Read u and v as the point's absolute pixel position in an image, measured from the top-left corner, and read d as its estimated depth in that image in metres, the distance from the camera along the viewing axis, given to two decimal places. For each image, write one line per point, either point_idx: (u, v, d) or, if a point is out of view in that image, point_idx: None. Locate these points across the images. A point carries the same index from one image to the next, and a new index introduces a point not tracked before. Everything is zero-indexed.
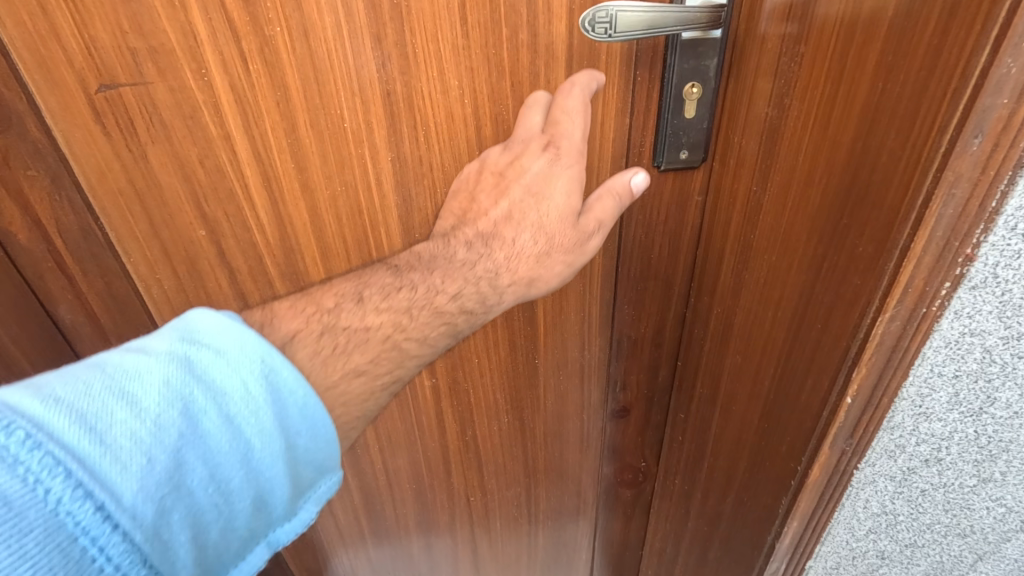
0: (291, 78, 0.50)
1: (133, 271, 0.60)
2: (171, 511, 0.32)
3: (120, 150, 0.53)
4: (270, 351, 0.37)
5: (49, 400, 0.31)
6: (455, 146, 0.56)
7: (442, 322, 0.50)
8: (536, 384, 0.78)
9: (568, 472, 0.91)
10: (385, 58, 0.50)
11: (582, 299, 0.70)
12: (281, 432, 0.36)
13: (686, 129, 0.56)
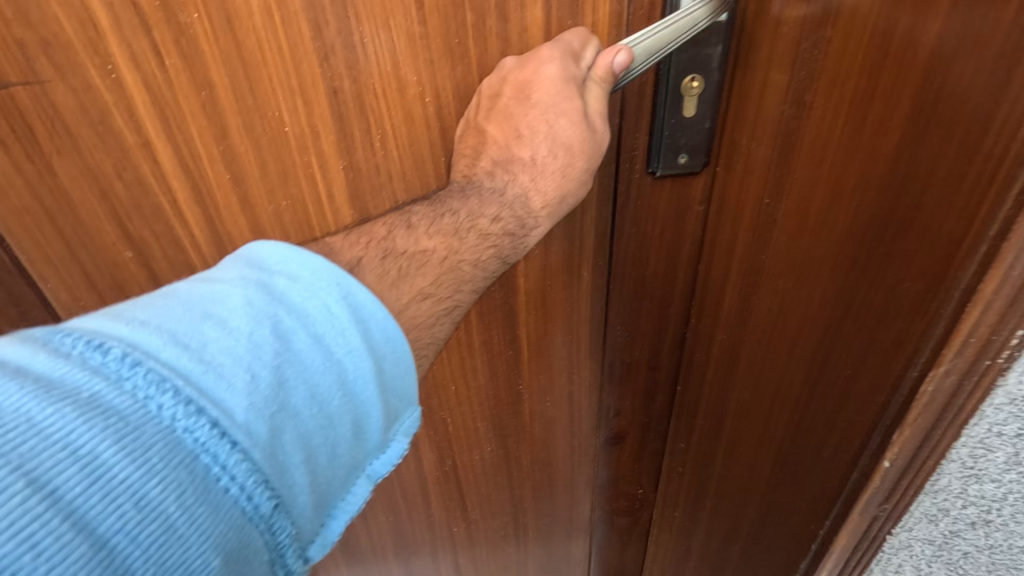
0: (216, 75, 0.42)
1: (51, 299, 0.52)
2: (281, 431, 0.30)
3: (20, 161, 0.45)
4: (345, 275, 0.34)
5: (137, 322, 0.29)
6: (417, 151, 0.48)
7: (490, 246, 0.43)
8: (521, 411, 0.71)
9: (559, 500, 0.84)
10: (328, 50, 0.42)
11: (570, 320, 0.62)
12: (370, 353, 0.34)
13: (685, 129, 0.48)
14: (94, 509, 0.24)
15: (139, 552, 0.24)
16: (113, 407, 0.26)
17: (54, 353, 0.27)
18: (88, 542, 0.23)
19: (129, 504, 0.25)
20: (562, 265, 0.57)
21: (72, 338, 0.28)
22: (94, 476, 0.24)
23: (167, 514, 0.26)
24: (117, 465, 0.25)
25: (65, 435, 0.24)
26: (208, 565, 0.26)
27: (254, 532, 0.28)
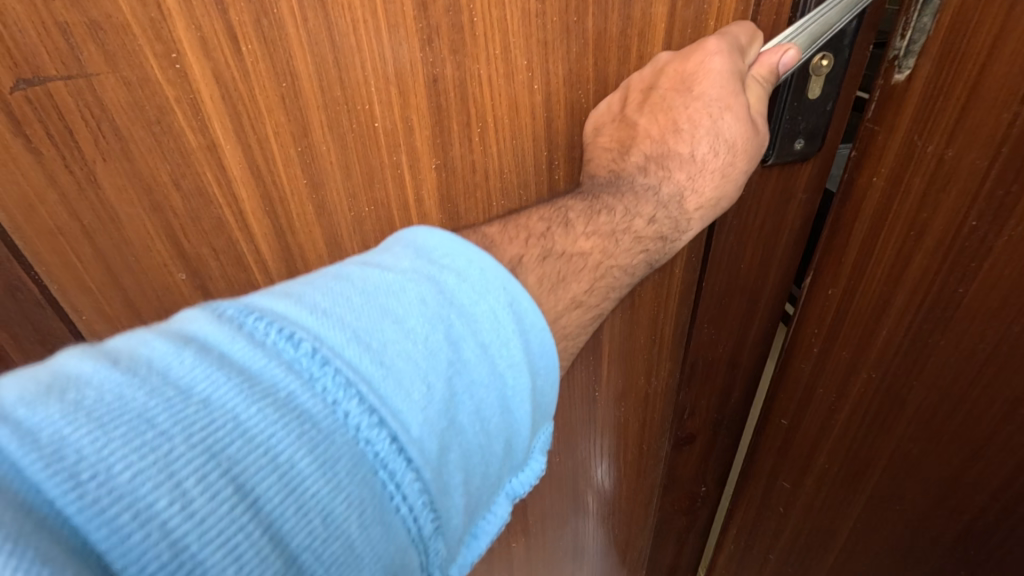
0: (302, 64, 0.36)
1: (87, 334, 0.45)
2: (447, 450, 0.28)
3: (55, 174, 0.37)
4: (510, 279, 0.33)
5: (321, 311, 0.27)
6: (518, 145, 0.43)
7: (641, 250, 0.42)
8: (595, 418, 0.67)
9: (621, 506, 0.80)
10: (432, 31, 0.37)
11: (656, 318, 0.59)
12: (528, 367, 0.32)
13: (806, 112, 0.44)
14: (289, 522, 0.22)
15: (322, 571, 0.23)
16: (307, 412, 0.24)
17: (250, 340, 0.25)
18: (282, 558, 0.22)
19: (318, 520, 0.23)
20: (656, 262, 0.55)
21: (264, 323, 0.26)
22: (290, 487, 0.23)
23: (348, 534, 0.24)
24: (312, 476, 0.23)
25: (270, 441, 0.23)
26: None
27: (414, 553, 0.27)
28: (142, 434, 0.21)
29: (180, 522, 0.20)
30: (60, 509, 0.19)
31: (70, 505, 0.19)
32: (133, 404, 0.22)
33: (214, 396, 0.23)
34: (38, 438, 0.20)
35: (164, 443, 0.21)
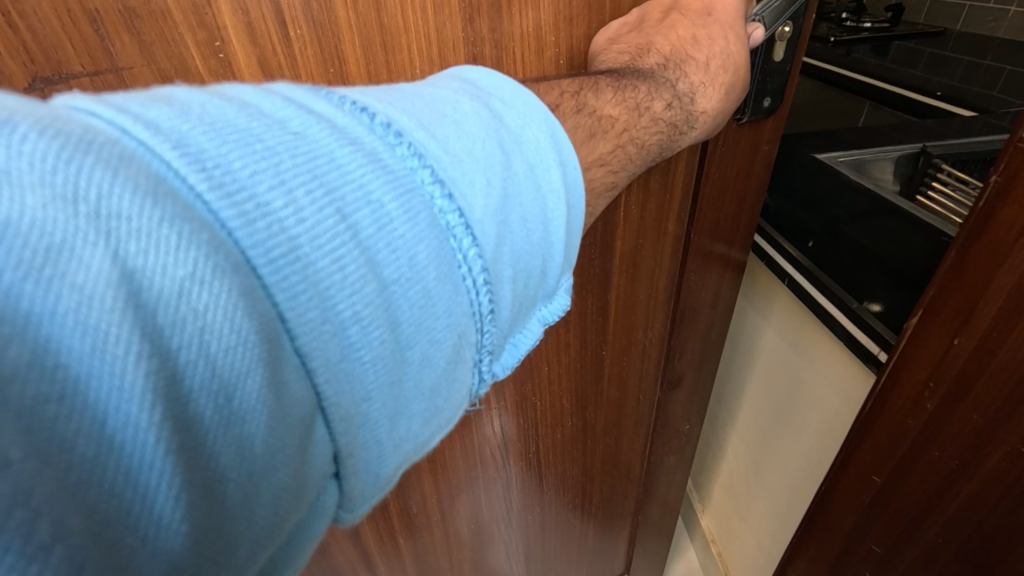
0: (350, 47, 0.37)
1: None
2: (503, 242, 0.31)
3: None
4: (551, 115, 0.34)
5: (386, 102, 0.29)
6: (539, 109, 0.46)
7: (657, 132, 0.42)
8: (601, 377, 0.70)
9: (621, 458, 0.84)
10: (473, 11, 0.40)
11: (652, 270, 0.64)
12: (566, 199, 0.34)
13: (772, 74, 0.52)
14: (381, 253, 0.25)
15: (407, 305, 0.26)
16: (389, 167, 0.26)
17: (331, 104, 0.27)
18: (377, 282, 0.25)
19: (404, 261, 0.26)
20: (653, 218, 0.59)
21: (340, 98, 0.28)
22: (381, 225, 0.25)
23: (425, 281, 0.27)
24: (397, 219, 0.26)
25: (361, 180, 0.25)
26: (445, 339, 0.28)
27: (474, 328, 0.30)
28: (252, 145, 0.23)
29: (293, 225, 0.23)
30: (192, 186, 0.21)
31: (199, 186, 0.21)
32: (237, 123, 0.23)
33: (309, 133, 0.25)
34: (161, 127, 0.22)
35: (274, 157, 0.23)
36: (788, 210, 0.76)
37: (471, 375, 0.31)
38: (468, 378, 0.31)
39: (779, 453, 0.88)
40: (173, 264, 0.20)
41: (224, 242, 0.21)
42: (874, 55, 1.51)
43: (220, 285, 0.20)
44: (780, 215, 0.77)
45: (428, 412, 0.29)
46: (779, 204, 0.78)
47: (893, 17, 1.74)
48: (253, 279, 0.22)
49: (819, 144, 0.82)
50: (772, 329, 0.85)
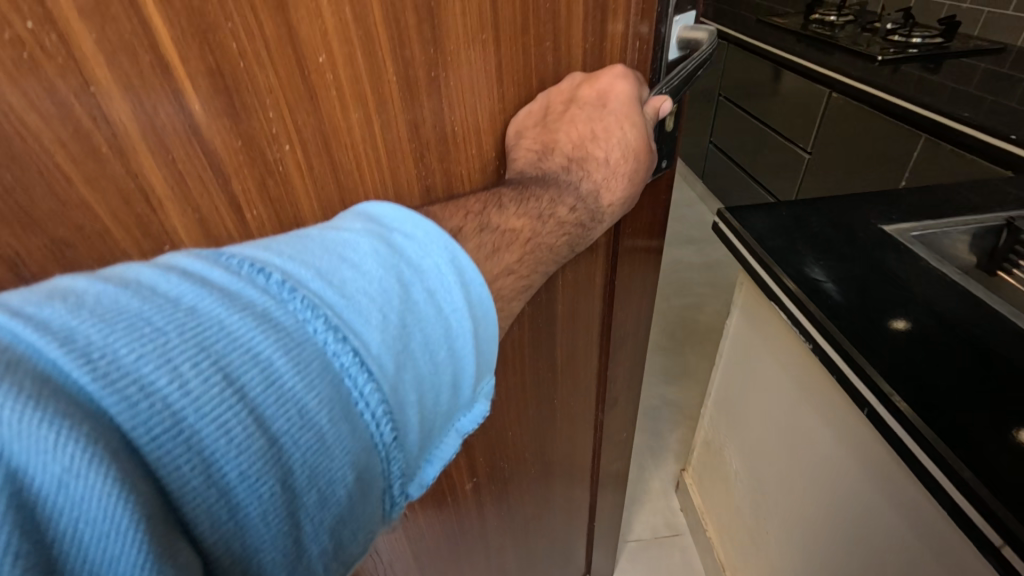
0: (309, 210, 0.37)
1: None
2: (404, 372, 0.32)
3: None
4: (451, 241, 0.36)
5: (286, 256, 0.31)
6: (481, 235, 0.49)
7: (564, 234, 0.45)
8: (555, 424, 0.75)
9: (577, 480, 0.91)
10: (423, 147, 0.41)
11: (587, 324, 0.67)
12: (469, 316, 0.36)
13: (667, 141, 0.57)
14: (271, 409, 0.26)
15: (299, 455, 0.27)
16: (280, 323, 0.28)
17: (229, 271, 0.29)
18: (265, 438, 0.26)
19: (295, 413, 0.27)
20: (584, 277, 0.62)
21: (239, 261, 0.30)
22: (271, 382, 0.27)
23: (320, 427, 0.28)
24: (288, 373, 0.27)
25: (250, 342, 0.27)
26: (344, 477, 0.29)
27: (379, 459, 0.31)
28: (139, 328, 0.24)
29: (177, 398, 0.24)
30: (74, 379, 0.22)
31: (81, 377, 0.23)
32: (129, 309, 0.25)
33: (201, 306, 0.27)
34: (48, 325, 0.23)
35: (160, 337, 0.25)
36: (859, 308, 0.67)
37: (379, 503, 0.32)
38: (374, 505, 0.32)
39: (775, 455, 0.94)
40: (48, 459, 0.21)
41: (104, 429, 0.22)
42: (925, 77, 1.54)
43: (95, 476, 0.21)
44: (839, 305, 0.68)
45: (333, 550, 0.29)
46: (847, 296, 0.69)
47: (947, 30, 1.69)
48: (134, 460, 0.23)
49: (893, 212, 0.85)
50: (763, 340, 0.92)
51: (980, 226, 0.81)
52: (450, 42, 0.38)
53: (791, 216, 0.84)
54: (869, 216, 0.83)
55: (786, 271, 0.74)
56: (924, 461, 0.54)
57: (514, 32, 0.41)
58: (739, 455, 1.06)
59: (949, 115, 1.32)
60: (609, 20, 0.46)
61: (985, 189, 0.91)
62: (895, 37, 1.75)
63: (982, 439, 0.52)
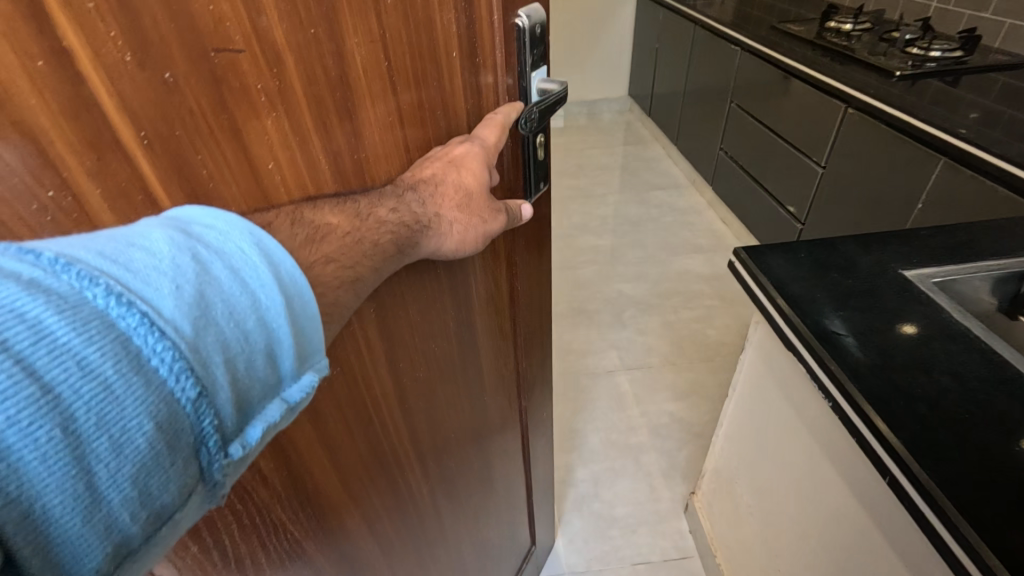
0: None
1: None
2: (204, 332, 0.29)
3: None
4: (254, 226, 0.34)
5: (61, 242, 0.28)
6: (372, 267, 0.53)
7: (387, 232, 0.46)
8: (484, 416, 0.85)
9: (507, 472, 1.01)
10: (342, 175, 0.46)
11: (483, 330, 0.76)
12: (280, 290, 0.33)
13: (539, 167, 0.69)
14: (42, 360, 0.24)
15: (81, 403, 0.24)
16: (52, 288, 0.26)
17: None
18: (36, 385, 0.23)
19: (73, 363, 0.25)
20: (465, 293, 0.69)
21: None
22: (41, 337, 0.24)
23: (104, 378, 0.25)
24: (61, 329, 0.25)
25: (10, 301, 0.24)
26: (142, 427, 0.26)
27: (185, 417, 0.28)
28: None
29: None
30: None
31: None
32: None
33: None
34: None
35: None
36: (881, 368, 0.66)
37: (192, 461, 0.29)
38: (189, 468, 0.28)
39: (789, 493, 0.93)
40: None
41: None
42: (943, 93, 1.51)
43: None
44: (860, 363, 0.67)
45: (139, 501, 0.26)
46: (870, 354, 0.68)
47: (965, 43, 1.66)
48: None
49: (913, 256, 0.83)
50: (784, 374, 0.89)
51: (1003, 270, 0.79)
52: (364, 124, 0.46)
53: (812, 263, 0.83)
54: (891, 263, 0.82)
55: (806, 322, 0.73)
56: (939, 530, 0.54)
57: (405, 74, 0.47)
58: (750, 488, 1.05)
59: (971, 142, 1.28)
60: (481, 74, 0.56)
61: (992, 222, 0.90)
62: (912, 50, 1.71)
63: (989, 514, 0.52)
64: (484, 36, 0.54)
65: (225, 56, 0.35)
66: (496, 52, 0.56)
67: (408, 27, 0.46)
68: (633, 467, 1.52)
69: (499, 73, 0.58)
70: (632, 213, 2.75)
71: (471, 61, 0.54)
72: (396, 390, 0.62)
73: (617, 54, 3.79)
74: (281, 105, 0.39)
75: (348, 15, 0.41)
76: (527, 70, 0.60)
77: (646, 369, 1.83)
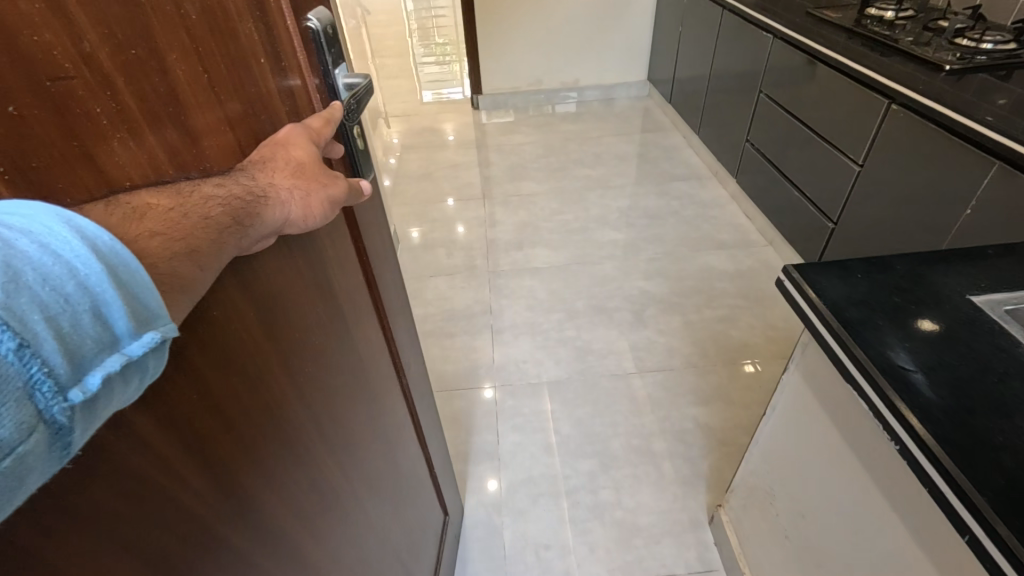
0: None
1: None
2: (13, 291, 0.25)
3: None
4: (62, 208, 0.29)
5: None
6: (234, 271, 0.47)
7: (220, 204, 0.39)
8: (381, 404, 0.83)
9: (413, 457, 1.01)
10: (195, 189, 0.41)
11: (357, 316, 0.73)
12: (99, 263, 0.28)
13: (362, 154, 0.67)
14: None
15: None
16: None
17: None
18: None
19: None
20: (331, 285, 0.64)
21: None
22: None
23: None
24: None
25: None
26: None
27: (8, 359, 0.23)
28: None
29: None
30: None
31: None
32: None
33: None
34: None
35: None
36: (958, 411, 0.61)
37: (24, 404, 0.24)
38: (22, 410, 0.24)
39: (835, 518, 0.88)
40: None
41: None
42: (994, 88, 1.42)
43: None
44: (933, 404, 0.62)
45: None
46: (942, 394, 0.63)
47: (1019, 36, 1.57)
48: None
49: (977, 281, 0.77)
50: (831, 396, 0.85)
51: None
52: (200, 133, 0.42)
53: (869, 286, 0.77)
54: (958, 287, 0.76)
55: (869, 355, 0.68)
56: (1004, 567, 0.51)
57: (227, 82, 0.44)
58: (790, 509, 1.00)
59: None
60: (288, 77, 0.53)
61: None
62: (963, 41, 1.62)
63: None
64: (284, 39, 0.51)
65: (62, 84, 0.31)
66: (291, 51, 0.53)
67: (214, 37, 0.43)
68: (655, 474, 1.49)
69: (306, 74, 0.55)
70: (652, 205, 2.67)
71: (276, 61, 0.51)
72: (299, 396, 0.58)
73: (637, 37, 3.66)
74: (124, 123, 0.35)
75: (160, 30, 0.38)
76: (330, 69, 0.58)
77: (667, 372, 1.78)
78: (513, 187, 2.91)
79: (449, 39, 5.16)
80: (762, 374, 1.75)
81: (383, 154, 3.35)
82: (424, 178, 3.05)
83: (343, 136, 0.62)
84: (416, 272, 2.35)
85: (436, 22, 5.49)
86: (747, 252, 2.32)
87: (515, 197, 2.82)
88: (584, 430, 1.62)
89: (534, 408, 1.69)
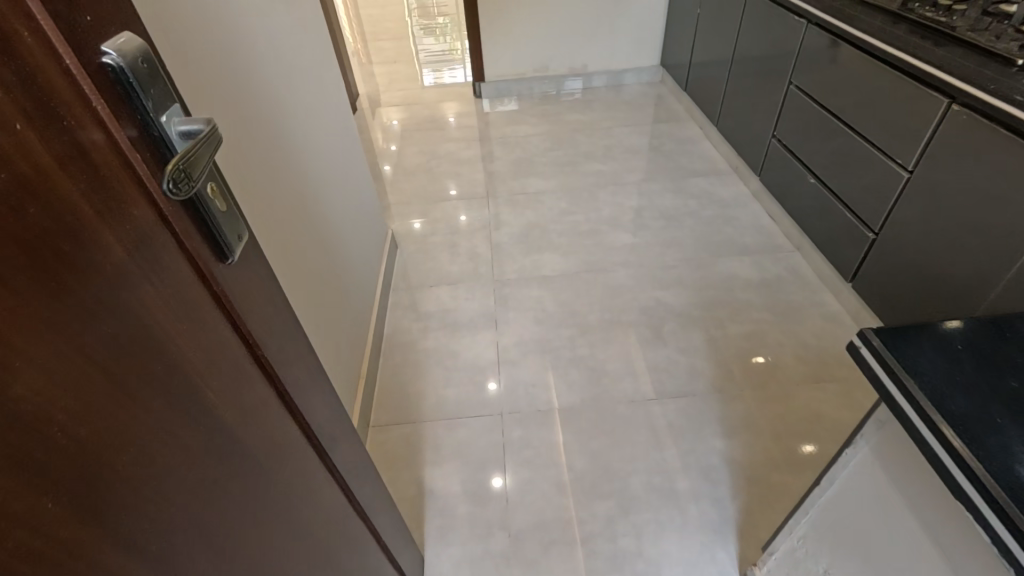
0: None
1: None
2: None
3: None
4: None
5: None
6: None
7: None
8: (294, 505, 0.67)
9: (353, 534, 0.87)
10: None
11: (242, 415, 0.57)
12: None
13: (228, 221, 0.52)
14: None
15: None
16: None
17: None
18: None
19: None
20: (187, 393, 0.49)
21: None
22: None
23: None
24: None
25: None
26: None
27: None
28: None
29: None
30: None
31: None
32: None
33: None
34: None
35: None
36: None
37: None
38: None
39: None
40: None
41: None
42: None
43: None
44: None
45: None
46: None
47: None
48: None
49: None
50: (926, 507, 0.68)
51: None
52: None
53: (976, 364, 0.62)
54: None
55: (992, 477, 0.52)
56: None
57: None
58: None
59: None
60: (76, 143, 0.38)
61: None
62: None
63: None
64: (60, 86, 0.37)
65: None
66: (81, 101, 0.38)
67: None
68: (679, 517, 1.36)
69: (112, 127, 0.41)
70: (668, 204, 2.50)
71: (48, 120, 0.36)
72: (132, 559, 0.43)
73: (649, 19, 3.43)
74: None
75: None
76: (153, 114, 0.43)
77: (690, 398, 1.63)
78: (519, 184, 2.74)
79: (452, 20, 4.91)
80: (791, 398, 1.61)
81: (382, 146, 3.17)
82: (425, 173, 2.88)
83: (184, 202, 0.47)
84: (416, 280, 2.19)
85: (441, 4, 5.26)
86: (772, 257, 2.15)
87: (520, 195, 2.65)
88: (599, 464, 1.48)
89: (544, 439, 1.56)
